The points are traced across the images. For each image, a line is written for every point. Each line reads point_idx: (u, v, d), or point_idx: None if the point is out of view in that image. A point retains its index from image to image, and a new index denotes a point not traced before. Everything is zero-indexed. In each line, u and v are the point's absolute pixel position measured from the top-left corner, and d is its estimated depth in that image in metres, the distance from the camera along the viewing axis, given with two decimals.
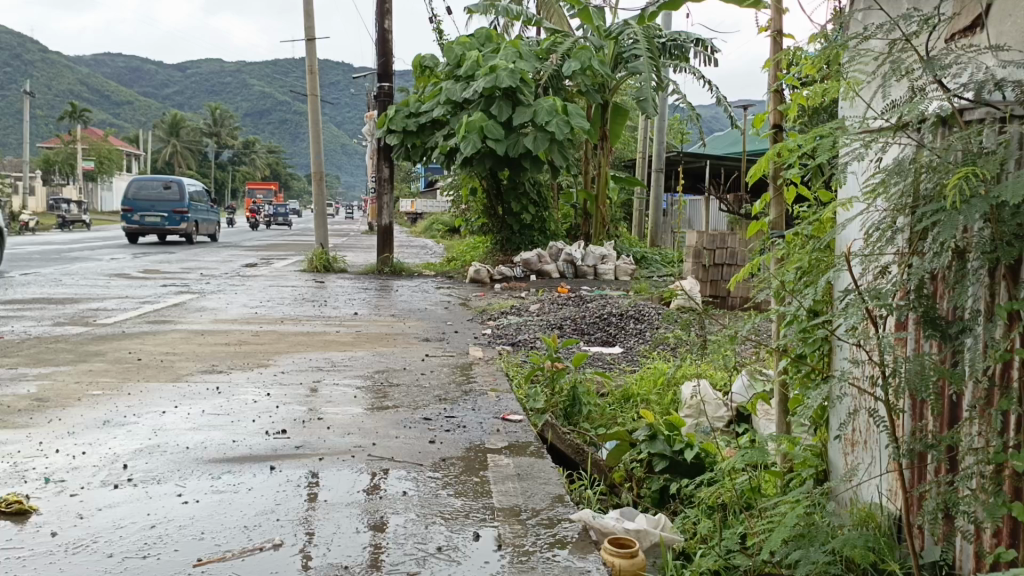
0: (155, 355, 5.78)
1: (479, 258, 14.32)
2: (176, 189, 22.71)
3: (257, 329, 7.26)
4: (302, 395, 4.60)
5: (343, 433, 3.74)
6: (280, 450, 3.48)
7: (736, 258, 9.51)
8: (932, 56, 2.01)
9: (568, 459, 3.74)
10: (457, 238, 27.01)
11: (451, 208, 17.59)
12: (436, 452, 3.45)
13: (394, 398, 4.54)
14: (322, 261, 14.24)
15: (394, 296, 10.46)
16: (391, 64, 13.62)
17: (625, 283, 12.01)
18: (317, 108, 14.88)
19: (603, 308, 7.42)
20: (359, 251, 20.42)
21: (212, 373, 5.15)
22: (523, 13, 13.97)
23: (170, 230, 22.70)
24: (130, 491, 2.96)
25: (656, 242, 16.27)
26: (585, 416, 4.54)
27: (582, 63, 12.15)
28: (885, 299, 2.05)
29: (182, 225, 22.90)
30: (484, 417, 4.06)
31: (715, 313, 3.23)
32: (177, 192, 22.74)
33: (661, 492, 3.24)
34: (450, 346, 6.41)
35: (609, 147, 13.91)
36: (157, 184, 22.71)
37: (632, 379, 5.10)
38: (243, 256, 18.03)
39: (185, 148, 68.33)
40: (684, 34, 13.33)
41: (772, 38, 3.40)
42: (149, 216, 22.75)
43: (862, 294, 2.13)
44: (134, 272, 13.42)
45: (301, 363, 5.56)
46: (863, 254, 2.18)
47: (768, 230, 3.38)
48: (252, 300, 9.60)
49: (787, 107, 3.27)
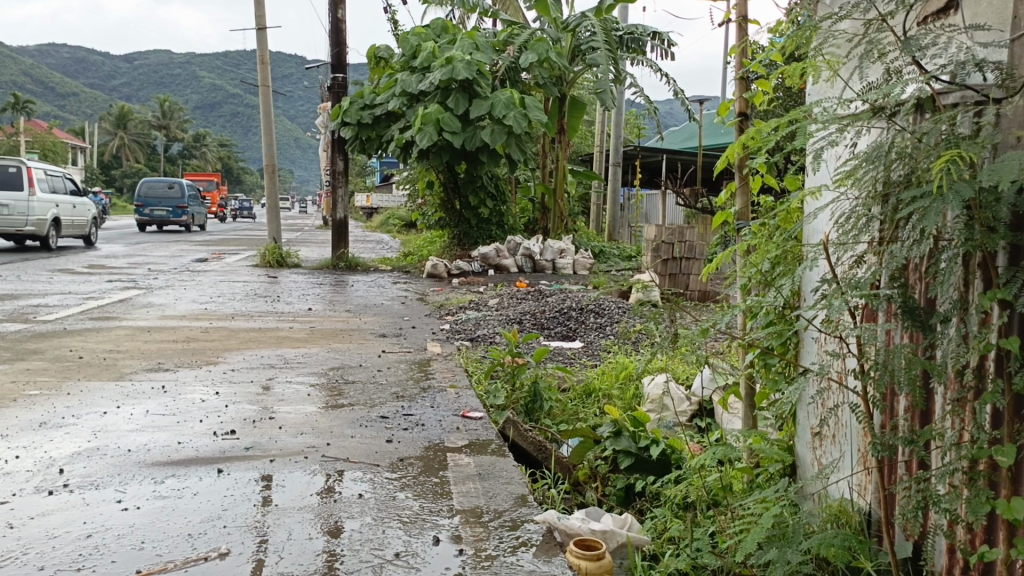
0: (97, 353, 5.54)
1: (436, 252, 14.15)
2: (178, 188, 26.63)
3: (206, 325, 7.01)
4: (254, 393, 4.42)
5: (296, 433, 3.59)
6: (229, 452, 3.31)
7: (694, 252, 9.51)
8: (910, 36, 1.96)
9: (529, 458, 3.62)
10: (415, 232, 26.84)
11: (408, 202, 17.39)
12: (394, 452, 3.32)
13: (350, 396, 4.38)
14: (275, 256, 13.94)
15: (350, 291, 10.25)
16: (344, 55, 13.37)
17: (583, 278, 11.95)
18: (269, 100, 14.55)
19: (562, 302, 7.34)
20: (314, 245, 20.08)
21: (157, 372, 4.93)
22: (479, 5, 13.85)
23: (174, 223, 26.72)
24: (65, 498, 2.77)
25: (614, 236, 16.27)
26: (546, 411, 4.44)
27: (539, 55, 12.06)
28: (863, 290, 1.99)
29: (184, 218, 26.94)
30: (443, 414, 3.93)
31: (681, 309, 3.18)
32: (179, 191, 26.69)
33: (626, 490, 3.15)
34: (408, 341, 6.27)
35: (567, 141, 13.86)
36: (163, 184, 26.70)
37: (594, 374, 5.03)
38: (193, 251, 17.60)
39: (135, 141, 66.83)
40: (641, 28, 13.36)
41: (737, 25, 3.34)
42: (156, 210, 26.74)
43: (839, 286, 2.05)
44: (78, 267, 12.96)
45: (252, 361, 5.37)
46: (837, 242, 2.12)
47: (734, 220, 3.32)
48: (203, 295, 9.32)
49: (754, 95, 3.24)
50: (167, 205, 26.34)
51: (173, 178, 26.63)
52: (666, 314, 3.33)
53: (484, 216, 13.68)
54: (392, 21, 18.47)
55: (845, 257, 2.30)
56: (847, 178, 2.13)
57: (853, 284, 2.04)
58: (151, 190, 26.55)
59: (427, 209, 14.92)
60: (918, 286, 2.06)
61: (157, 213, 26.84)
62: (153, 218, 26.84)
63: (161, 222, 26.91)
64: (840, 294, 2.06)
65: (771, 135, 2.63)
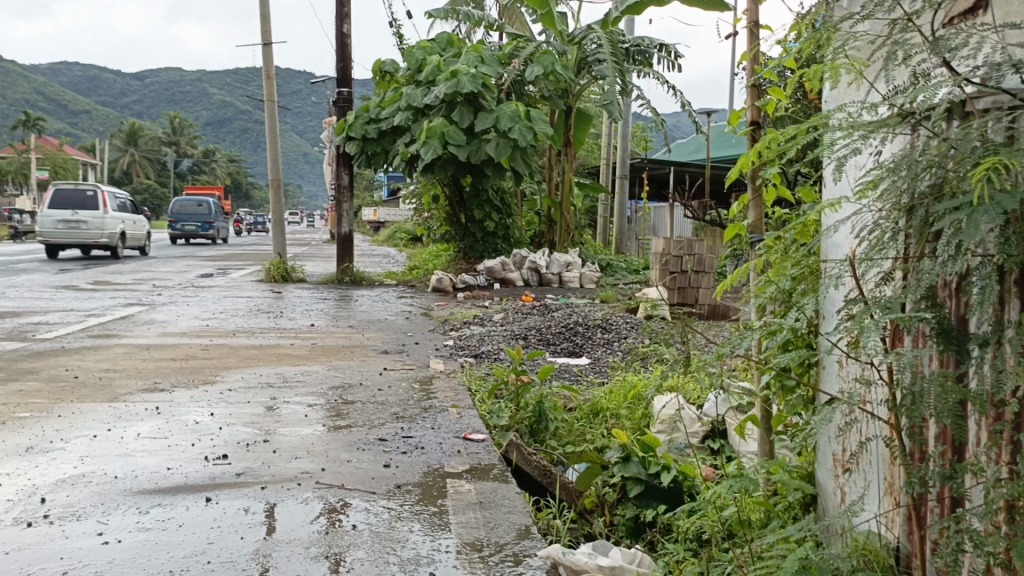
0: (93, 372, 5.41)
1: (442, 266, 14.03)
2: (207, 207, 30.18)
3: (207, 342, 6.89)
4: (250, 414, 4.28)
5: (291, 457, 3.45)
6: (220, 478, 3.17)
7: (704, 264, 9.33)
8: (939, 37, 1.82)
9: (534, 483, 3.46)
10: (421, 247, 26.82)
11: (414, 216, 17.29)
12: (391, 477, 3.17)
13: (349, 417, 4.24)
14: (280, 271, 13.86)
15: (354, 306, 10.14)
16: (349, 69, 13.30)
17: (591, 292, 11.80)
18: (274, 114, 14.49)
19: (569, 317, 7.19)
20: (320, 260, 20.01)
21: (152, 392, 4.79)
22: (484, 18, 13.78)
23: (199, 235, 29.52)
24: (44, 530, 2.63)
25: (621, 249, 16.13)
26: (552, 432, 4.30)
27: (545, 68, 11.97)
28: (892, 312, 1.85)
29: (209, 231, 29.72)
30: (444, 436, 3.78)
31: (694, 329, 3.04)
32: (207, 208, 30.14)
33: (636, 520, 2.99)
34: (410, 358, 6.13)
35: (573, 154, 13.75)
36: (193, 203, 30.32)
37: (601, 393, 4.88)
38: (199, 267, 17.53)
39: (144, 157, 67.42)
40: (648, 40, 13.27)
41: (748, 30, 3.20)
42: (187, 225, 30.05)
43: (868, 306, 1.91)
44: (83, 283, 12.91)
45: (250, 380, 5.23)
46: (862, 259, 1.99)
47: (747, 234, 3.18)
48: (205, 312, 9.21)
49: (767, 104, 3.11)
50: (192, 218, 29.37)
51: (201, 197, 30.04)
52: (678, 332, 3.18)
53: (489, 230, 13.55)
54: (399, 35, 18.46)
55: (871, 274, 2.16)
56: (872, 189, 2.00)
57: (881, 305, 1.90)
58: (183, 208, 30.21)
59: (433, 223, 14.81)
60: (951, 305, 1.92)
61: (188, 228, 29.93)
62: (184, 233, 29.88)
63: (190, 237, 30.10)
64: (868, 316, 1.92)
65: (786, 145, 2.50)
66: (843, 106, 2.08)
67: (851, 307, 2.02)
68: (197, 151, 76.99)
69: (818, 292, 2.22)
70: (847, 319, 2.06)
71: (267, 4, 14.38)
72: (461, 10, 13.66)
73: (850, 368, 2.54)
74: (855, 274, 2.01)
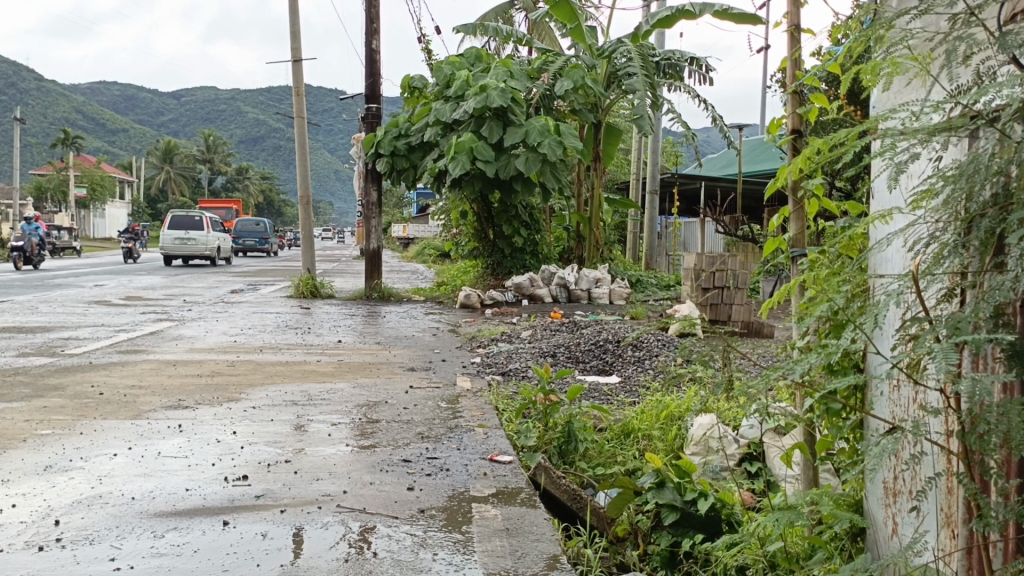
0: (118, 388, 5.36)
1: (470, 282, 13.96)
2: (262, 225, 34.80)
3: (232, 358, 6.84)
4: (274, 432, 4.19)
5: (311, 479, 3.33)
6: (238, 501, 3.06)
7: (736, 280, 9.10)
8: (1008, 33, 1.69)
9: (563, 508, 3.32)
10: (450, 263, 26.98)
11: (442, 232, 17.29)
12: (416, 501, 3.05)
13: (374, 436, 4.12)
14: (308, 286, 13.89)
15: (381, 322, 10.10)
16: (378, 85, 13.30)
17: (621, 308, 11.66)
18: (304, 131, 14.55)
19: (598, 334, 7.04)
20: (349, 276, 20.11)
21: (175, 409, 4.72)
22: (513, 33, 13.75)
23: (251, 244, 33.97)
24: (56, 555, 2.54)
25: (651, 265, 15.95)
26: (582, 453, 4.17)
27: (575, 82, 11.91)
28: (963, 332, 1.73)
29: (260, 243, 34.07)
30: (471, 458, 3.66)
31: (737, 349, 2.90)
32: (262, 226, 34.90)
33: (671, 550, 2.86)
34: (437, 375, 6.04)
35: (602, 169, 13.66)
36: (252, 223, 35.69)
37: (632, 413, 4.72)
38: (229, 282, 17.63)
39: (178, 175, 68.77)
40: (678, 54, 13.17)
41: (788, 34, 3.07)
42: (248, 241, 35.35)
43: (936, 326, 1.78)
44: (115, 299, 13.02)
45: (275, 397, 5.14)
46: (924, 273, 1.87)
47: (787, 247, 3.03)
48: (232, 327, 9.20)
49: (809, 111, 2.96)
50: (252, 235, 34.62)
51: (258, 217, 35.18)
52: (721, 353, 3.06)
53: (518, 246, 13.43)
54: (427, 50, 18.55)
55: (931, 291, 2.03)
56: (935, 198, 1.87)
57: (948, 322, 1.78)
58: (243, 226, 35.38)
59: (461, 239, 14.77)
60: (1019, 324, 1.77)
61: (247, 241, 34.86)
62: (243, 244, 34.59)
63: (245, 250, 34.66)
64: (933, 333, 1.81)
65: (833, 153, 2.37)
66: (900, 109, 1.96)
67: (913, 326, 1.90)
68: (231, 169, 78.01)
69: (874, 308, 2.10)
70: (908, 338, 1.93)
71: (297, 22, 14.48)
72: (490, 26, 13.67)
73: (906, 393, 2.40)
74: (916, 291, 1.89)
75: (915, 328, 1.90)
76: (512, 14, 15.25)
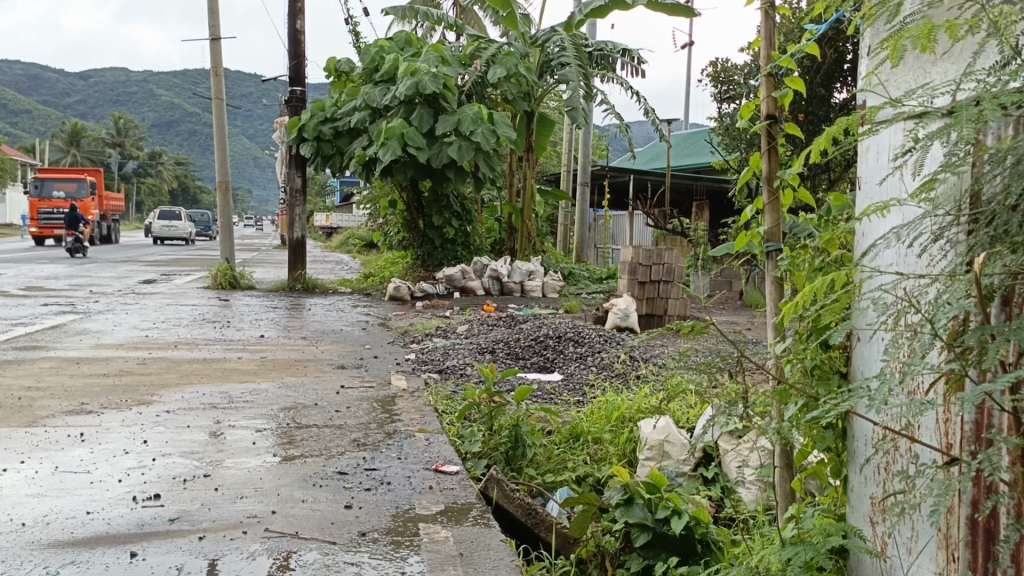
0: (11, 391, 4.80)
1: (399, 273, 13.55)
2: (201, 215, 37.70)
3: (143, 355, 6.30)
4: (190, 441, 3.76)
5: (233, 498, 2.95)
6: (148, 526, 2.67)
7: (673, 275, 8.93)
8: None
9: (520, 527, 3.03)
10: (375, 254, 26.66)
11: (369, 221, 16.82)
12: (356, 522, 2.72)
13: (303, 445, 3.73)
14: (227, 277, 13.24)
15: (307, 315, 9.64)
16: (302, 67, 12.69)
17: (554, 301, 11.49)
18: (222, 113, 13.80)
19: (538, 329, 6.77)
20: (269, 267, 19.36)
21: (76, 415, 4.23)
22: (443, 18, 13.33)
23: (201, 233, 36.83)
24: None
25: (582, 257, 15.86)
26: (530, 459, 3.90)
27: (508, 70, 11.57)
28: None
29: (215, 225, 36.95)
30: (413, 469, 3.34)
31: (741, 357, 2.66)
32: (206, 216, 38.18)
33: (641, 572, 2.66)
34: (370, 374, 5.67)
35: (535, 160, 13.38)
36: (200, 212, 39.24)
37: (581, 414, 4.46)
38: (142, 272, 16.78)
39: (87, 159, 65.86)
40: (611, 44, 13.05)
41: (762, 12, 2.83)
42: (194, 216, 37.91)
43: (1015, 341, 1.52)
44: (13, 290, 12.08)
45: (191, 400, 4.69)
46: (983, 274, 1.61)
47: (762, 241, 2.76)
48: (144, 321, 8.59)
49: (784, 95, 2.73)
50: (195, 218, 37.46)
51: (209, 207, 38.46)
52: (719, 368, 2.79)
53: (449, 236, 13.07)
54: (355, 32, 17.98)
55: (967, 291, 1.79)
56: (1004, 189, 1.61)
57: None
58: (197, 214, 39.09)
59: (390, 228, 14.34)
60: None
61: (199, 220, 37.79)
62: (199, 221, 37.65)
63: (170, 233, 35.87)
64: (1004, 341, 1.57)
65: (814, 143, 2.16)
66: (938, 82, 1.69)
67: (970, 334, 1.65)
68: (144, 153, 74.71)
69: (894, 313, 1.88)
70: (960, 349, 1.68)
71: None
72: (419, 10, 13.23)
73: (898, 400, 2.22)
74: (976, 294, 1.63)
75: (969, 339, 1.66)
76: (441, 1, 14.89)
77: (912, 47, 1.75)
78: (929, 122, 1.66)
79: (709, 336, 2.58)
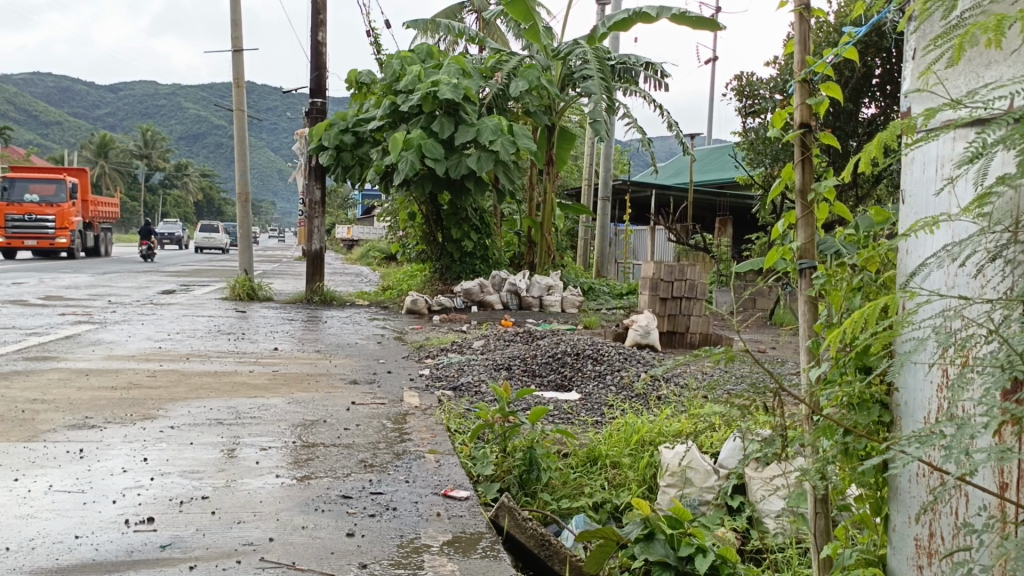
0: (14, 403, 4.69)
1: (417, 286, 13.41)
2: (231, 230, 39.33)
3: (153, 367, 6.19)
4: (192, 460, 3.61)
5: (229, 524, 2.79)
6: (137, 553, 2.52)
7: (695, 291, 8.66)
8: None
9: (532, 557, 2.87)
10: (396, 266, 26.71)
11: (388, 233, 16.75)
12: (356, 552, 2.55)
13: (310, 466, 3.57)
14: (245, 288, 13.18)
15: (322, 328, 9.52)
16: (324, 78, 12.65)
17: (573, 317, 11.29)
18: (243, 123, 13.79)
19: (556, 345, 6.58)
20: (288, 278, 19.28)
21: (78, 430, 4.11)
22: (465, 30, 13.28)
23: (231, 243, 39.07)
24: None
25: (602, 272, 15.67)
26: (545, 484, 3.73)
27: (530, 82, 11.47)
28: None
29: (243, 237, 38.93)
30: (420, 493, 3.17)
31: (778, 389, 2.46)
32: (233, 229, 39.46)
33: None
34: (382, 390, 5.52)
35: (556, 173, 13.23)
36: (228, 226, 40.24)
37: (599, 436, 4.26)
38: (162, 282, 16.83)
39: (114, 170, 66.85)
40: (634, 58, 12.91)
41: (797, 14, 2.66)
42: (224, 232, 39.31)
43: None
44: (32, 299, 12.12)
45: (196, 415, 4.56)
46: None
47: (796, 258, 2.57)
48: (158, 332, 8.51)
49: (819, 103, 2.55)
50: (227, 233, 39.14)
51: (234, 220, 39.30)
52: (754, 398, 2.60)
53: (467, 250, 12.92)
54: (377, 44, 17.98)
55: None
56: None
57: None
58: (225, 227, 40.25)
59: (408, 241, 14.23)
60: None
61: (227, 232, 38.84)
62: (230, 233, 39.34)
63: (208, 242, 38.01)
64: None
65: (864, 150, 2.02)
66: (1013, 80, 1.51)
67: None
68: (170, 164, 75.54)
69: (954, 343, 1.70)
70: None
71: (238, 9, 13.79)
72: (441, 23, 13.18)
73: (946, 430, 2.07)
74: None
75: None
76: (464, 15, 14.87)
77: (980, 46, 1.58)
78: (998, 129, 1.49)
79: (743, 360, 2.39)
